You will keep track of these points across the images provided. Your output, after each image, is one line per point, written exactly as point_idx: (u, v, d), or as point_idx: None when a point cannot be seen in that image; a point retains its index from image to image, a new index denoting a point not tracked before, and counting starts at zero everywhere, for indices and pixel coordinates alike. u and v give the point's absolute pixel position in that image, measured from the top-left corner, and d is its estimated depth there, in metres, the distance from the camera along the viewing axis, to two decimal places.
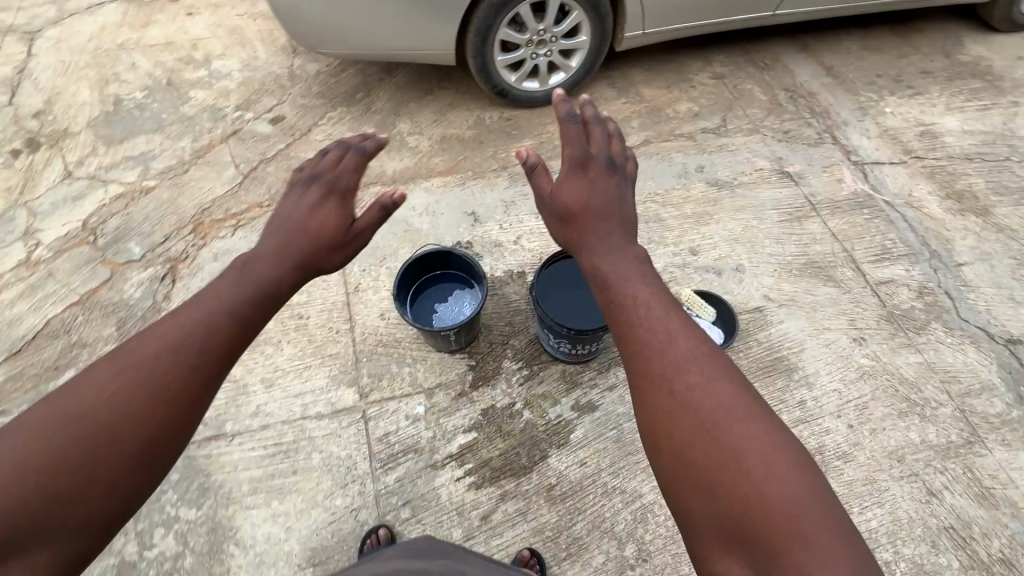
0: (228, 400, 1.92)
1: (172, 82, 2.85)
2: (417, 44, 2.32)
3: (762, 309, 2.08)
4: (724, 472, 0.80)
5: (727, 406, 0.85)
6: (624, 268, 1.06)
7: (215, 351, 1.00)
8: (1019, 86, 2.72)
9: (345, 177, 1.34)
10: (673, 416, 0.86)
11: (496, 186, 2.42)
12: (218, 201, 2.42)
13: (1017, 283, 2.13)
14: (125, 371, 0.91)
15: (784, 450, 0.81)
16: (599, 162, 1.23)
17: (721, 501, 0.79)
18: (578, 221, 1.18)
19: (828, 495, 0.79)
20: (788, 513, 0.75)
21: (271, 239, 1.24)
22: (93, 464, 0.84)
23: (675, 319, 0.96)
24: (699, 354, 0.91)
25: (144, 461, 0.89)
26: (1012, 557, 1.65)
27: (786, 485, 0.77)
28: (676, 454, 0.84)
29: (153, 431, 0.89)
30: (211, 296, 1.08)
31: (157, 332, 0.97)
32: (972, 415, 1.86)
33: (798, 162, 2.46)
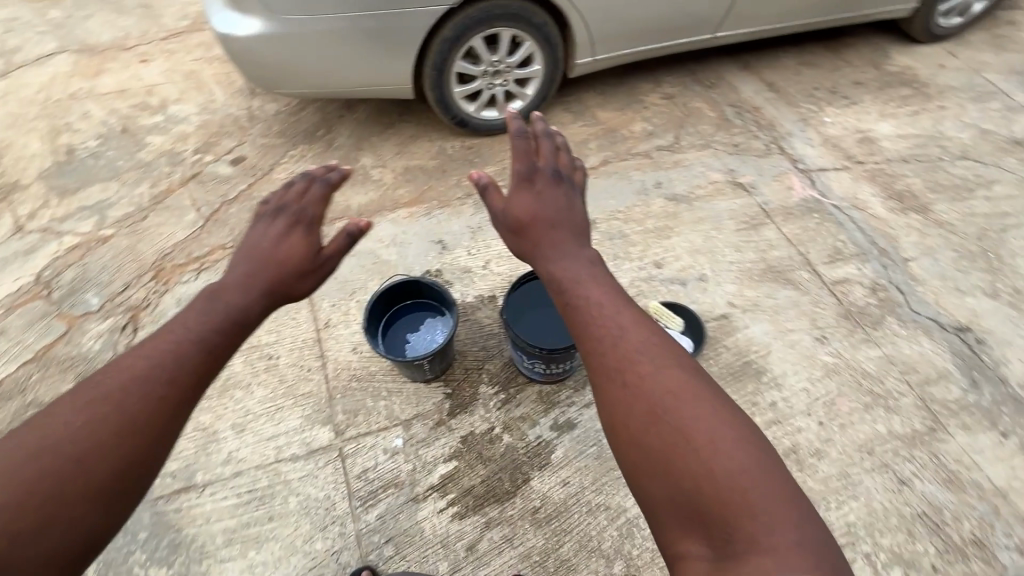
0: (199, 449, 1.86)
1: (127, 129, 2.82)
2: (374, 79, 2.37)
3: (728, 316, 2.15)
4: (676, 453, 0.87)
5: (678, 392, 0.92)
6: (579, 272, 1.13)
7: (180, 382, 1.06)
8: (944, 91, 2.92)
9: (311, 207, 1.36)
10: (630, 407, 0.93)
11: (461, 213, 2.45)
12: (180, 246, 2.38)
13: (960, 274, 2.25)
14: (89, 408, 0.98)
15: (730, 428, 0.89)
16: (545, 175, 1.26)
17: (676, 481, 0.86)
18: (530, 233, 1.20)
19: (774, 464, 0.87)
20: (736, 487, 0.82)
21: (237, 268, 1.28)
22: (60, 496, 0.90)
23: (627, 317, 1.03)
24: (650, 347, 0.99)
25: (110, 493, 0.95)
26: (984, 538, 1.70)
27: (733, 461, 0.84)
28: (634, 441, 0.91)
29: (118, 462, 0.96)
30: (177, 328, 1.14)
31: (122, 368, 1.05)
32: (932, 403, 1.94)
33: (749, 173, 2.58)
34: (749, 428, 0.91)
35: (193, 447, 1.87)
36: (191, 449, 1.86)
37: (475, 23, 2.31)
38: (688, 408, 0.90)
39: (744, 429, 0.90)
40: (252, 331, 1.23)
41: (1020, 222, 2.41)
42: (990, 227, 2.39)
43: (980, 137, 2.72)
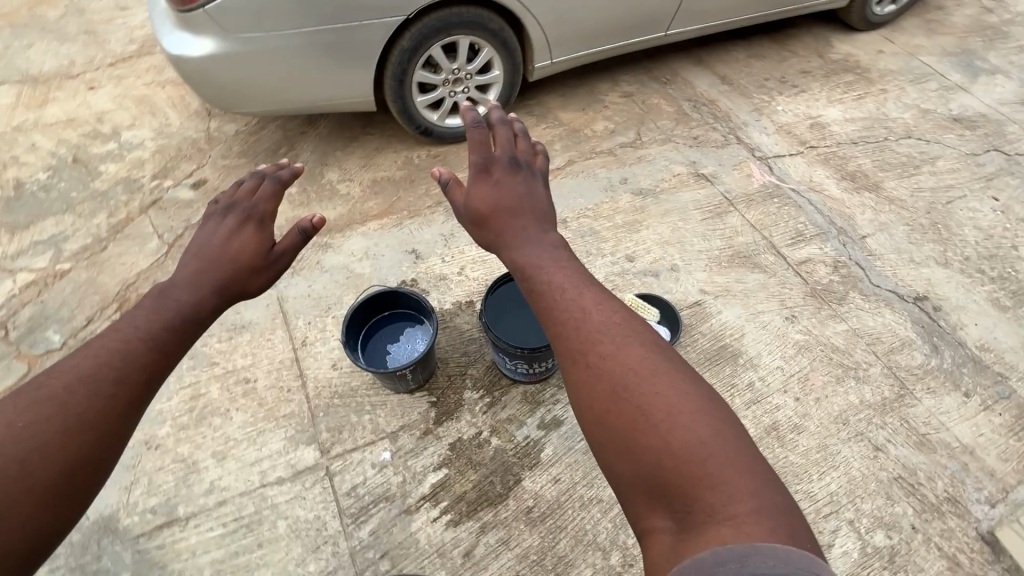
0: (179, 481, 1.80)
1: (79, 159, 2.72)
2: (335, 93, 2.35)
3: (701, 303, 2.20)
4: (637, 429, 0.86)
5: (638, 367, 0.92)
6: (539, 258, 1.12)
7: (129, 380, 1.02)
8: (884, 75, 3.08)
9: (261, 204, 1.36)
10: (592, 386, 0.92)
11: (433, 221, 2.45)
12: (144, 275, 2.31)
13: (914, 246, 2.37)
14: (32, 408, 0.93)
15: (691, 401, 0.88)
16: (502, 164, 1.27)
17: (638, 457, 0.85)
18: (491, 223, 1.21)
19: (737, 435, 0.85)
20: (695, 459, 0.81)
21: (186, 268, 1.26)
22: (3, 495, 0.84)
23: (588, 298, 1.03)
24: (611, 326, 0.98)
25: (58, 495, 0.90)
26: (956, 495, 1.79)
27: (693, 433, 0.83)
28: (599, 421, 0.91)
29: (66, 462, 0.91)
30: (124, 327, 1.10)
31: (66, 368, 1.00)
32: (899, 370, 2.03)
33: (710, 163, 2.66)
34: (712, 399, 0.89)
35: (173, 479, 1.81)
36: (171, 481, 1.81)
37: (432, 32, 2.32)
38: (648, 385, 0.89)
39: (707, 401, 0.89)
40: (204, 328, 1.20)
41: (964, 193, 2.55)
42: (937, 200, 2.52)
43: (920, 117, 2.86)
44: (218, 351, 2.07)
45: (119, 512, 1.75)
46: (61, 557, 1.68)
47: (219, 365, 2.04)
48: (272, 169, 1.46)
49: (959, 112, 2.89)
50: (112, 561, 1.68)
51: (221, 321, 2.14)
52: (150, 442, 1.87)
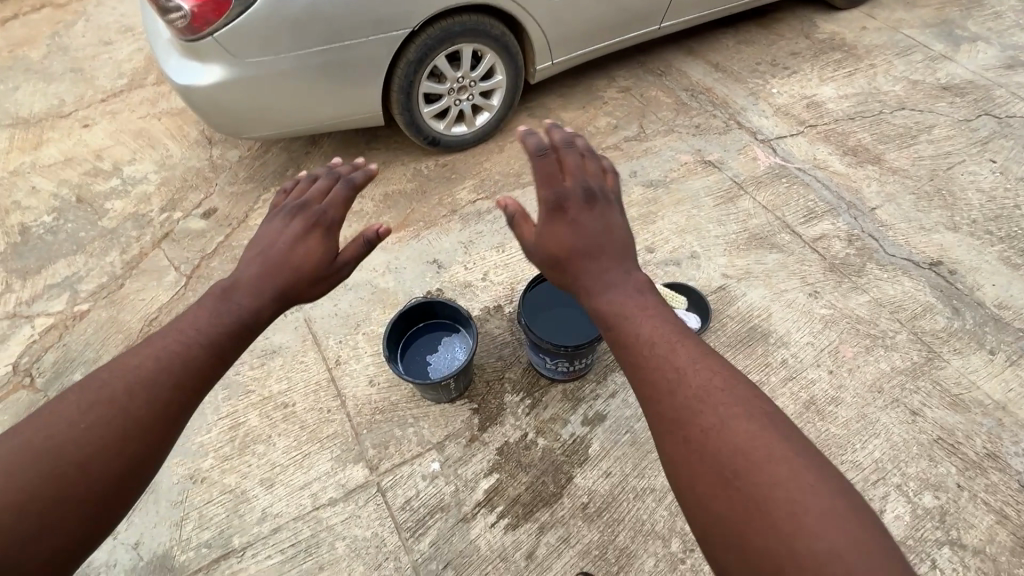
0: (230, 512, 1.79)
1: (83, 198, 2.69)
2: (344, 110, 2.36)
3: (725, 287, 2.24)
4: (753, 523, 0.84)
5: (743, 447, 0.90)
6: (627, 307, 1.13)
7: (187, 386, 1.06)
8: (871, 51, 3.15)
9: (333, 211, 1.35)
10: (693, 462, 0.93)
11: (450, 230, 2.46)
12: (166, 309, 2.29)
13: (922, 213, 2.43)
14: (93, 407, 0.98)
15: (817, 499, 0.84)
16: (576, 199, 1.28)
17: (756, 560, 0.83)
18: (568, 264, 1.24)
19: (874, 547, 0.81)
20: (825, 571, 0.78)
21: (250, 268, 1.27)
22: (57, 498, 0.90)
23: (683, 358, 1.03)
24: (713, 393, 0.97)
25: (111, 497, 0.95)
26: (995, 450, 1.84)
27: (819, 539, 0.80)
28: (705, 506, 0.90)
29: (121, 465, 0.96)
30: (186, 327, 1.13)
31: (128, 368, 1.04)
32: (924, 334, 2.08)
33: (715, 150, 2.70)
34: (841, 498, 0.86)
35: (223, 511, 1.79)
36: (222, 513, 1.79)
37: (436, 42, 2.33)
38: (763, 471, 0.87)
39: (836, 499, 0.85)
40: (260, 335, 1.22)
41: (962, 158, 2.63)
42: (938, 167, 2.59)
43: (911, 88, 2.94)
44: (252, 378, 2.05)
45: (173, 550, 1.73)
46: None
47: (255, 392, 2.03)
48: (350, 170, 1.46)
49: (947, 81, 2.97)
50: None
51: (251, 348, 2.12)
52: (196, 476, 1.85)
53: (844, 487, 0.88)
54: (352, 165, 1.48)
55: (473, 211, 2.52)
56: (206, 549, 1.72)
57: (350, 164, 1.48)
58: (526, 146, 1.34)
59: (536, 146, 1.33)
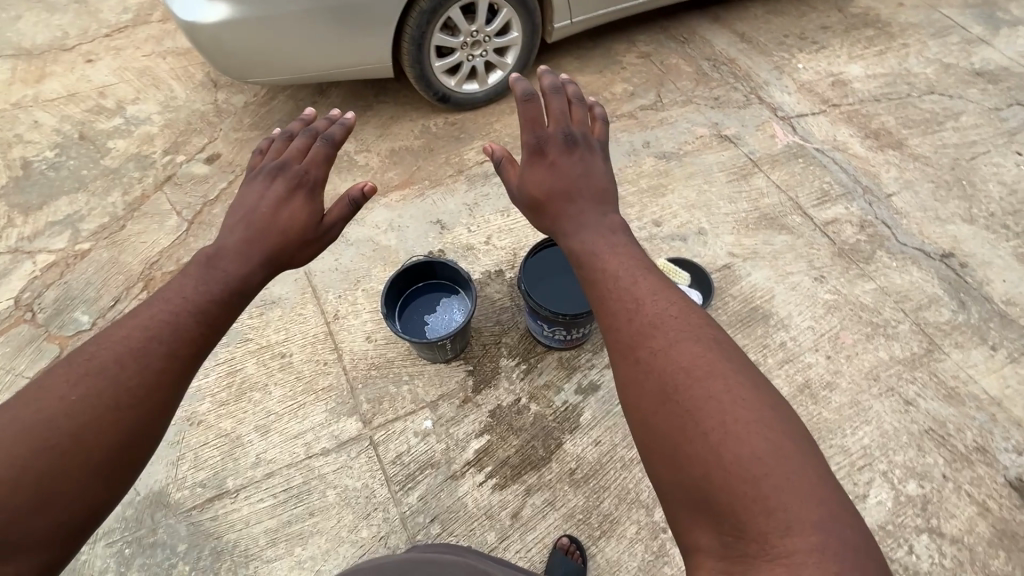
0: (225, 455, 1.82)
1: (86, 135, 2.64)
2: (354, 61, 2.30)
3: (729, 266, 2.21)
4: (685, 435, 0.85)
5: (687, 367, 0.90)
6: (596, 246, 1.16)
7: (179, 354, 1.02)
8: (905, 29, 3.01)
9: (313, 170, 1.37)
10: (640, 383, 0.92)
11: (456, 191, 2.42)
12: (167, 253, 2.28)
13: (939, 203, 2.37)
14: (85, 378, 0.93)
15: (751, 412, 0.84)
16: (557, 143, 1.32)
17: (685, 468, 0.84)
18: (548, 207, 1.29)
19: (801, 458, 0.81)
20: (747, 475, 0.79)
21: (235, 233, 1.26)
22: (55, 471, 0.86)
23: (643, 288, 1.03)
24: (667, 319, 0.98)
25: (109, 468, 0.91)
26: (985, 444, 1.84)
27: (746, 446, 0.80)
28: (644, 422, 0.90)
29: (118, 436, 0.92)
30: (173, 296, 1.10)
31: (116, 339, 0.99)
32: (927, 326, 2.06)
33: (732, 125, 2.62)
34: (774, 411, 0.86)
35: (218, 454, 1.83)
36: (217, 456, 1.83)
37: None
38: (701, 387, 0.87)
39: (769, 413, 0.85)
40: (251, 300, 1.21)
41: (987, 149, 2.54)
42: (962, 156, 2.51)
43: (943, 72, 2.82)
44: (250, 326, 2.07)
45: (169, 487, 1.77)
46: (117, 532, 1.70)
47: (253, 341, 2.04)
48: (327, 126, 1.46)
49: (981, 66, 2.85)
50: (167, 533, 1.71)
51: None
52: (192, 419, 1.88)
53: (780, 404, 0.88)
54: (328, 120, 1.49)
55: (480, 172, 2.48)
56: (200, 489, 1.77)
57: (327, 117, 1.48)
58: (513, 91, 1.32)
59: (525, 92, 1.31)
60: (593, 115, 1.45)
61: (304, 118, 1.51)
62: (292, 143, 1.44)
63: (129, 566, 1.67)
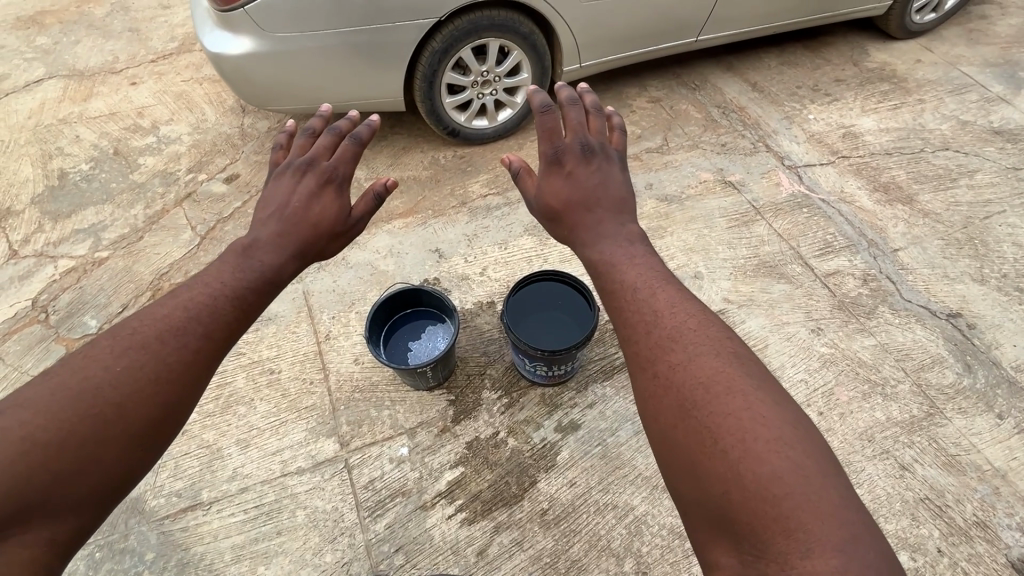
0: (204, 466, 1.86)
1: (119, 151, 2.83)
2: (368, 94, 2.41)
3: (724, 311, 2.19)
4: (705, 450, 0.93)
5: (706, 383, 0.99)
6: (614, 255, 1.25)
7: (214, 337, 1.12)
8: (922, 85, 3.00)
9: (341, 167, 1.43)
10: (660, 395, 1.02)
11: (456, 222, 2.48)
12: (177, 265, 2.39)
13: (948, 260, 2.30)
14: (129, 352, 1.03)
15: (769, 430, 0.92)
16: (574, 153, 1.39)
17: (706, 483, 0.92)
18: (566, 217, 1.36)
19: (820, 478, 0.88)
20: (765, 494, 0.86)
21: (269, 227, 1.33)
22: (96, 437, 0.95)
23: (662, 301, 1.13)
24: (684, 333, 1.08)
25: (143, 437, 1.00)
26: (986, 519, 1.73)
27: (765, 465, 0.88)
28: (665, 435, 1.00)
29: (153, 408, 1.01)
30: (211, 282, 1.20)
31: (157, 317, 1.10)
32: (929, 388, 1.98)
33: (737, 171, 2.62)
34: (794, 428, 0.93)
35: (198, 464, 1.87)
36: (196, 466, 1.87)
37: (463, 34, 2.34)
38: (720, 403, 0.96)
39: (788, 429, 0.93)
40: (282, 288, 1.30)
41: (1002, 208, 2.47)
42: (975, 215, 2.45)
43: (959, 129, 2.78)
44: (244, 341, 2.13)
45: (146, 494, 1.81)
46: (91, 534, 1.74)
47: (246, 355, 2.10)
48: (350, 126, 1.51)
49: (1000, 125, 2.80)
50: (138, 540, 1.74)
51: None
52: None
53: (799, 420, 0.95)
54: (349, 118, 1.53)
55: (482, 205, 2.53)
56: (175, 499, 1.80)
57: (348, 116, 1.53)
58: (531, 104, 1.41)
59: (542, 105, 1.39)
60: (610, 124, 1.51)
61: (320, 114, 1.55)
62: (317, 141, 1.49)
63: (97, 571, 1.69)
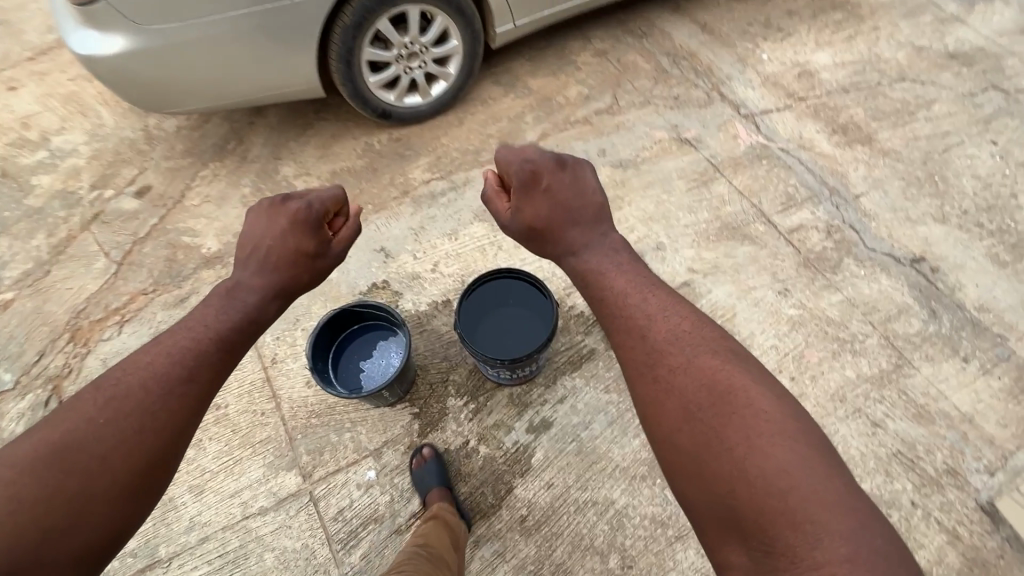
0: (156, 521, 1.75)
1: (8, 173, 2.49)
2: (280, 83, 2.14)
3: (689, 283, 2.10)
4: (709, 451, 0.91)
5: (707, 385, 0.96)
6: (601, 264, 1.16)
7: (199, 380, 1.11)
8: (876, 10, 2.84)
9: (318, 204, 1.33)
10: (660, 402, 0.99)
11: (400, 215, 2.29)
12: (94, 299, 2.16)
13: (910, 202, 2.24)
14: (112, 403, 1.02)
15: (772, 426, 0.90)
16: (547, 166, 1.22)
17: (713, 483, 0.90)
18: (548, 233, 1.21)
19: (827, 469, 0.87)
20: (772, 490, 0.85)
21: (246, 267, 1.26)
22: (85, 492, 0.94)
23: (654, 304, 1.07)
24: (680, 335, 1.03)
25: (132, 486, 0.99)
26: (956, 466, 1.75)
27: (771, 462, 0.86)
28: (670, 441, 0.97)
29: (141, 458, 1.00)
30: (193, 324, 1.17)
31: (140, 365, 1.08)
32: (896, 339, 1.96)
33: (693, 126, 2.47)
34: (796, 421, 0.92)
35: (150, 519, 1.76)
36: (149, 522, 1.76)
37: (377, 4, 2.08)
38: (723, 402, 0.94)
39: (790, 423, 0.92)
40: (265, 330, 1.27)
41: (961, 139, 2.40)
42: (934, 149, 2.37)
43: (915, 56, 2.66)
44: None
45: None
46: None
47: None
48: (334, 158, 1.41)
49: (956, 47, 2.69)
50: None
51: None
52: None
53: (802, 415, 0.93)
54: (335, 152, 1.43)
55: (426, 192, 2.34)
56: (131, 559, 1.71)
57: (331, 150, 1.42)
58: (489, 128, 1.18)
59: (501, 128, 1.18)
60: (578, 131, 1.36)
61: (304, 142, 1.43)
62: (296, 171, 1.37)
63: None
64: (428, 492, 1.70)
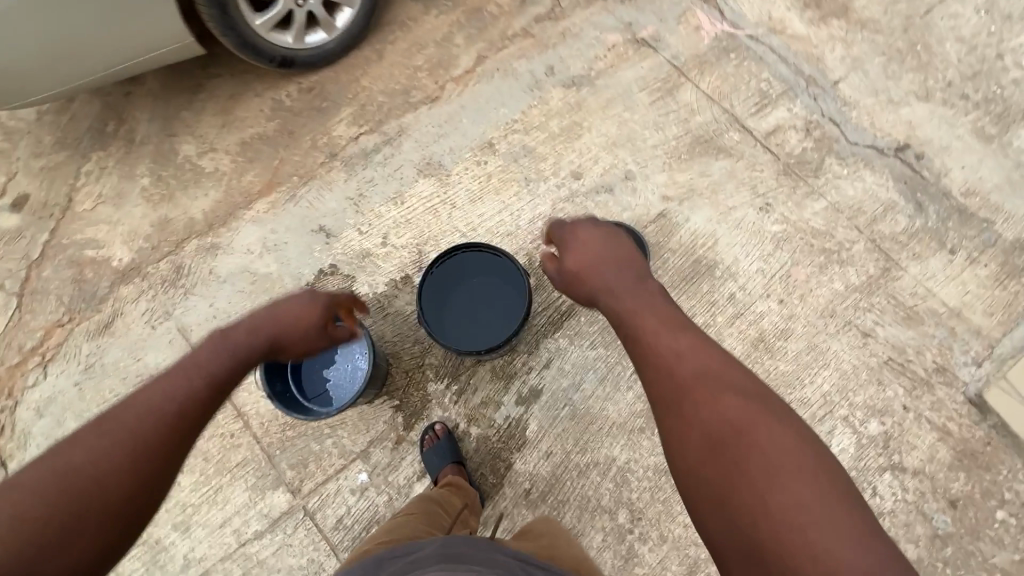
0: (149, 565, 1.68)
1: None
2: (143, 48, 1.71)
3: (665, 213, 1.92)
4: (730, 487, 0.81)
5: (733, 415, 0.87)
6: (632, 299, 1.12)
7: (200, 410, 1.03)
8: None
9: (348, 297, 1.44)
10: (684, 434, 0.89)
11: (333, 184, 1.99)
12: (5, 341, 1.90)
13: (891, 81, 2.03)
14: (113, 427, 0.93)
15: (798, 462, 0.81)
16: (587, 222, 1.30)
17: (733, 518, 0.80)
18: (585, 278, 1.21)
19: (849, 510, 0.77)
20: (791, 525, 0.75)
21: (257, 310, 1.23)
22: (80, 523, 0.85)
23: (687, 338, 1.00)
24: (710, 368, 0.94)
25: (129, 514, 0.91)
26: (945, 364, 1.75)
27: (793, 498, 0.77)
28: (689, 472, 0.87)
29: (138, 485, 0.91)
30: (196, 352, 1.10)
31: (143, 390, 0.99)
32: (883, 241, 1.86)
33: (649, 21, 2.11)
34: (821, 461, 0.82)
35: (143, 564, 1.69)
36: (141, 567, 1.69)
37: None
38: (751, 436, 0.84)
39: (815, 462, 0.82)
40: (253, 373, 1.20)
41: None
42: (917, 11, 2.10)
43: None
44: None
45: None
46: None
47: None
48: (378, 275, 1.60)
49: None
50: None
51: (127, 377, 1.88)
52: None
53: (828, 460, 0.84)
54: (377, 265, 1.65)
55: (356, 151, 2.02)
56: None
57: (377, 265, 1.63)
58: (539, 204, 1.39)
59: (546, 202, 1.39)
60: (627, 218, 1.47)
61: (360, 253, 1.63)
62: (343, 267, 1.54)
63: None
64: (440, 470, 1.64)
